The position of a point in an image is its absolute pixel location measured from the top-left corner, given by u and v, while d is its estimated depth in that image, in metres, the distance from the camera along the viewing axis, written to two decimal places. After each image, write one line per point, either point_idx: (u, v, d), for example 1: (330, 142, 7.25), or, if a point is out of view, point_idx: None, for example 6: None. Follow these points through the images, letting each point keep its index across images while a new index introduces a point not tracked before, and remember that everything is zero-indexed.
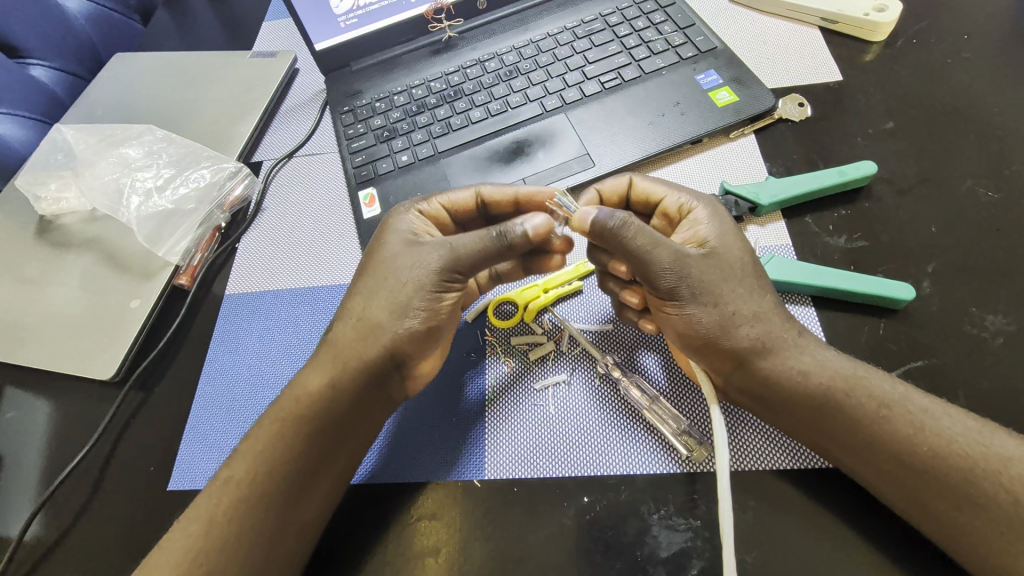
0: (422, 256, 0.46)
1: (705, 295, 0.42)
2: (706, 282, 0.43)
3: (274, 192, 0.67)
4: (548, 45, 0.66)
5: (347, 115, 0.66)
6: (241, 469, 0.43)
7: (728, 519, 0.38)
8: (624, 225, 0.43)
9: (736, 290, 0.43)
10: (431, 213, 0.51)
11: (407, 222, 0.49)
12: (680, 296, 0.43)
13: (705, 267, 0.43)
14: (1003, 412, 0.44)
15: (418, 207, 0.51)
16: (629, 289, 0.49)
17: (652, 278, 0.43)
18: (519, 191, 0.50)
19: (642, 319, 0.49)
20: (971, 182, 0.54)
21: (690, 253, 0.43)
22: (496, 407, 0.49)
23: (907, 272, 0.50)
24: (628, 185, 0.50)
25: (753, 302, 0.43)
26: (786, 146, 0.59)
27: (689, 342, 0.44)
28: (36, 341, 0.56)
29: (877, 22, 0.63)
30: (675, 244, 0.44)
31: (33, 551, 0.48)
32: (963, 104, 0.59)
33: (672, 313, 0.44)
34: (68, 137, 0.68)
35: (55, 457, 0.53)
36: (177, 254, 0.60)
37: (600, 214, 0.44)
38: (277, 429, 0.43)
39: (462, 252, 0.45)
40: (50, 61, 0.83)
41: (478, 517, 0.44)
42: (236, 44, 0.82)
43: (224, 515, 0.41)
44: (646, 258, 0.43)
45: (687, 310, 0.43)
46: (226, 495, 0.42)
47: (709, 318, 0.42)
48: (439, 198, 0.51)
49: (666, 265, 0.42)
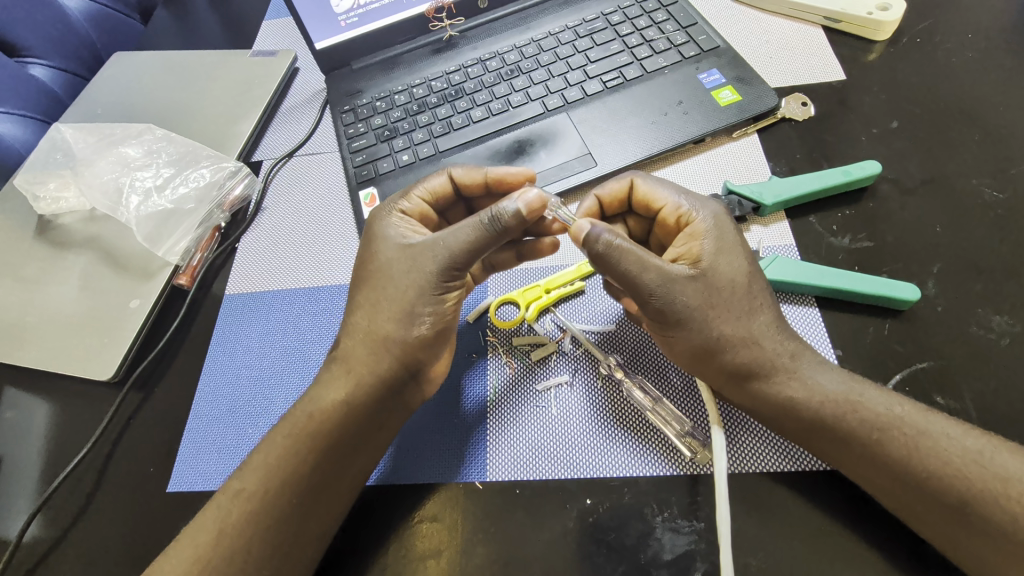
0: (417, 261, 0.45)
1: (690, 318, 0.42)
2: (691, 307, 0.42)
3: (274, 191, 0.66)
4: (549, 44, 0.66)
5: (347, 115, 0.66)
6: (256, 482, 0.42)
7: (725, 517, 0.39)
8: (609, 250, 0.42)
9: (732, 308, 0.43)
10: (413, 209, 0.51)
11: (389, 227, 0.48)
12: (665, 319, 0.42)
13: (692, 292, 0.42)
14: (1009, 414, 0.43)
15: (396, 208, 0.50)
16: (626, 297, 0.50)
17: (639, 300, 0.42)
18: (489, 171, 0.51)
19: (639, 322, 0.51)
20: (976, 182, 0.54)
21: (678, 275, 0.42)
22: (497, 408, 0.49)
23: (911, 272, 0.50)
24: (629, 186, 0.50)
25: (743, 325, 0.43)
26: (789, 146, 0.59)
27: (686, 355, 0.44)
28: (35, 341, 0.56)
29: (881, 21, 0.62)
30: (665, 265, 0.42)
31: (32, 552, 0.48)
32: (967, 103, 0.58)
33: (672, 338, 0.44)
34: (67, 136, 0.68)
35: (54, 458, 0.52)
36: (176, 254, 0.59)
37: (593, 229, 0.43)
38: (285, 434, 0.44)
39: (456, 248, 0.45)
40: (49, 61, 0.83)
41: (479, 519, 0.44)
42: (236, 42, 0.81)
43: (227, 519, 0.41)
44: (633, 281, 0.42)
45: (673, 332, 0.43)
46: (228, 500, 0.42)
47: (694, 340, 0.43)
48: (415, 193, 0.51)
49: (653, 288, 0.42)
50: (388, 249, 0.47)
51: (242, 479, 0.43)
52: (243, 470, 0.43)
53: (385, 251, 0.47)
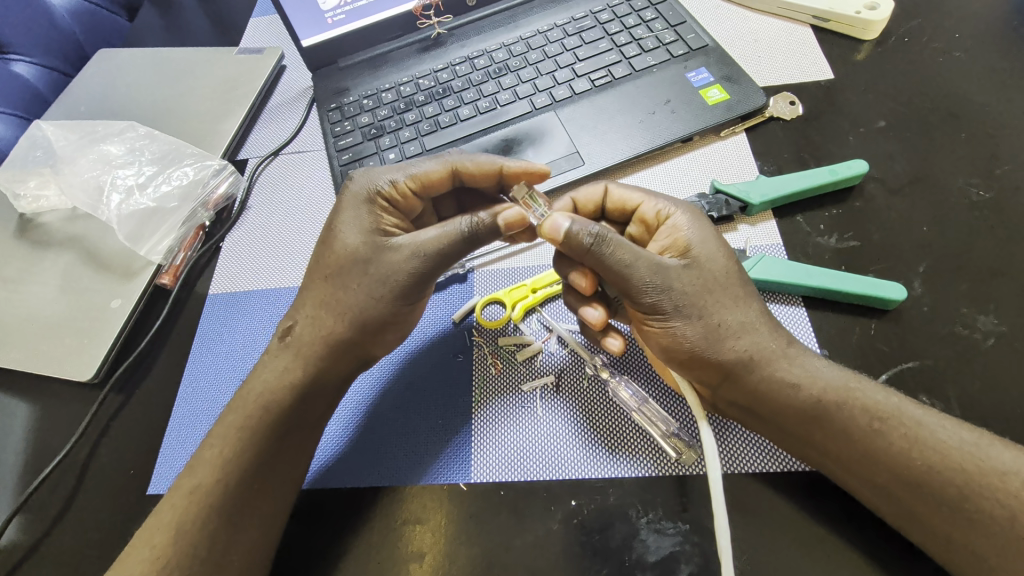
0: (392, 265, 0.45)
1: (687, 308, 0.41)
2: (688, 294, 0.42)
3: (260, 189, 0.66)
4: (539, 42, 0.65)
5: (334, 113, 0.65)
6: (233, 489, 0.41)
7: (722, 527, 0.38)
8: (601, 241, 0.41)
9: (720, 300, 0.42)
10: (397, 192, 0.49)
11: (366, 215, 0.47)
12: (663, 310, 0.42)
13: (687, 279, 0.42)
14: (995, 415, 0.43)
15: (377, 190, 0.49)
16: (590, 305, 0.48)
17: (634, 294, 0.42)
18: (503, 164, 0.49)
19: (609, 334, 0.48)
20: (963, 182, 0.54)
21: (670, 265, 0.42)
22: (483, 409, 0.48)
23: (898, 272, 0.50)
24: (603, 193, 0.50)
25: (740, 313, 0.42)
26: (777, 145, 0.58)
27: (675, 356, 0.43)
28: (14, 341, 0.55)
29: (869, 20, 0.62)
30: (653, 256, 0.42)
31: (9, 556, 0.47)
32: (954, 103, 0.58)
33: (656, 327, 0.43)
34: (48, 133, 0.67)
35: (33, 461, 0.51)
36: (159, 253, 0.59)
37: (572, 225, 0.42)
38: (252, 428, 0.43)
39: (429, 250, 0.45)
40: (32, 57, 0.82)
41: (463, 522, 0.43)
42: (222, 39, 0.80)
43: (198, 515, 0.40)
44: (626, 273, 0.42)
45: (671, 324, 0.42)
46: (191, 497, 0.41)
47: (694, 332, 0.41)
48: (403, 177, 0.49)
49: (646, 280, 0.41)
50: (362, 241, 0.46)
51: (189, 472, 0.42)
52: (192, 466, 0.42)
53: (352, 249, 0.46)
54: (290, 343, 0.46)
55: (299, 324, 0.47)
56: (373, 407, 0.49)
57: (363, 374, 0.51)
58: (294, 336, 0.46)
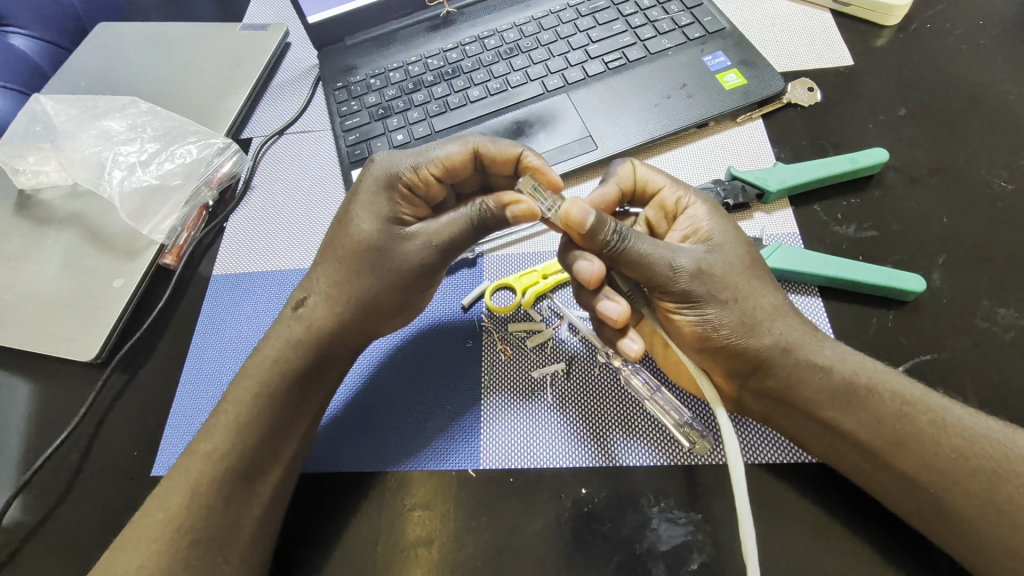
0: (404, 255, 0.45)
1: (707, 297, 0.40)
2: (717, 278, 0.41)
3: (265, 168, 0.64)
4: (550, 23, 0.64)
5: (340, 92, 0.63)
6: (237, 469, 0.40)
7: (747, 525, 0.36)
8: (622, 237, 0.41)
9: (752, 283, 0.42)
10: (418, 178, 0.47)
11: (383, 204, 0.46)
12: (694, 296, 0.40)
13: (716, 266, 0.41)
14: (1013, 409, 0.42)
15: (398, 175, 0.47)
16: (605, 305, 0.43)
17: (664, 283, 0.41)
18: (523, 155, 0.47)
19: (620, 338, 0.44)
20: (984, 173, 0.53)
21: (703, 260, 0.41)
22: (492, 397, 0.48)
23: (917, 263, 0.49)
24: (618, 191, 0.47)
25: (759, 302, 0.41)
26: (794, 132, 0.57)
27: (705, 347, 0.41)
28: (14, 320, 0.54)
29: (891, 5, 0.61)
30: (674, 246, 0.42)
31: (12, 536, 0.46)
32: (976, 91, 0.57)
33: (685, 316, 0.41)
34: (48, 108, 0.65)
35: (35, 441, 0.51)
36: (162, 232, 0.57)
37: (598, 216, 0.40)
38: (266, 397, 0.43)
39: (442, 241, 0.45)
40: (30, 30, 0.80)
41: (471, 508, 0.43)
42: (224, 14, 0.78)
43: (210, 483, 0.40)
44: (657, 262, 0.40)
45: (705, 312, 0.40)
46: (193, 464, 0.40)
47: (730, 317, 0.40)
48: (426, 162, 0.47)
49: (676, 267, 0.40)
50: (378, 229, 0.45)
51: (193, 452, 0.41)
52: (196, 447, 0.41)
53: (367, 241, 0.45)
54: (295, 320, 0.45)
55: (315, 299, 0.46)
56: (379, 391, 0.49)
57: (363, 357, 0.50)
58: (303, 319, 0.45)
